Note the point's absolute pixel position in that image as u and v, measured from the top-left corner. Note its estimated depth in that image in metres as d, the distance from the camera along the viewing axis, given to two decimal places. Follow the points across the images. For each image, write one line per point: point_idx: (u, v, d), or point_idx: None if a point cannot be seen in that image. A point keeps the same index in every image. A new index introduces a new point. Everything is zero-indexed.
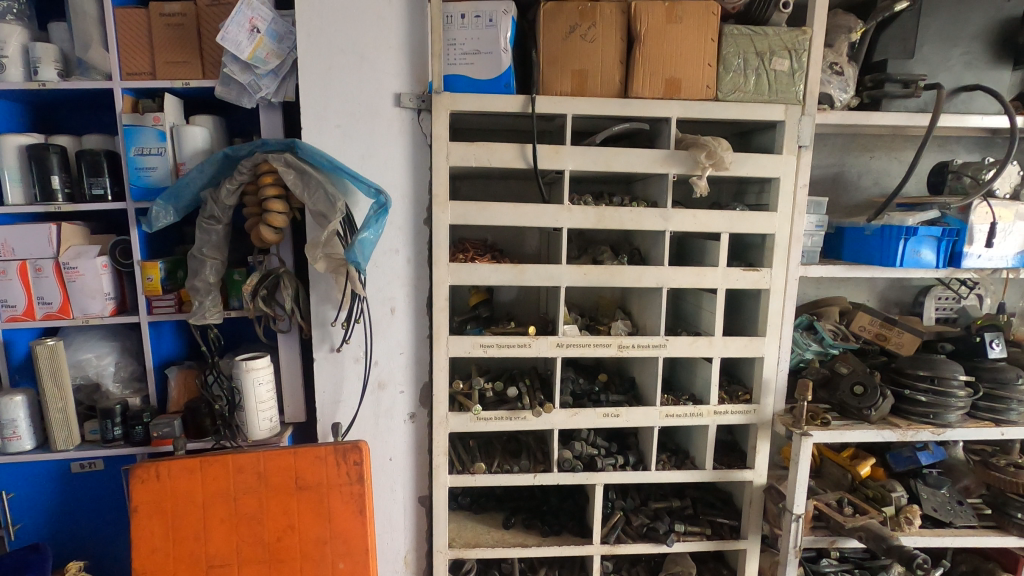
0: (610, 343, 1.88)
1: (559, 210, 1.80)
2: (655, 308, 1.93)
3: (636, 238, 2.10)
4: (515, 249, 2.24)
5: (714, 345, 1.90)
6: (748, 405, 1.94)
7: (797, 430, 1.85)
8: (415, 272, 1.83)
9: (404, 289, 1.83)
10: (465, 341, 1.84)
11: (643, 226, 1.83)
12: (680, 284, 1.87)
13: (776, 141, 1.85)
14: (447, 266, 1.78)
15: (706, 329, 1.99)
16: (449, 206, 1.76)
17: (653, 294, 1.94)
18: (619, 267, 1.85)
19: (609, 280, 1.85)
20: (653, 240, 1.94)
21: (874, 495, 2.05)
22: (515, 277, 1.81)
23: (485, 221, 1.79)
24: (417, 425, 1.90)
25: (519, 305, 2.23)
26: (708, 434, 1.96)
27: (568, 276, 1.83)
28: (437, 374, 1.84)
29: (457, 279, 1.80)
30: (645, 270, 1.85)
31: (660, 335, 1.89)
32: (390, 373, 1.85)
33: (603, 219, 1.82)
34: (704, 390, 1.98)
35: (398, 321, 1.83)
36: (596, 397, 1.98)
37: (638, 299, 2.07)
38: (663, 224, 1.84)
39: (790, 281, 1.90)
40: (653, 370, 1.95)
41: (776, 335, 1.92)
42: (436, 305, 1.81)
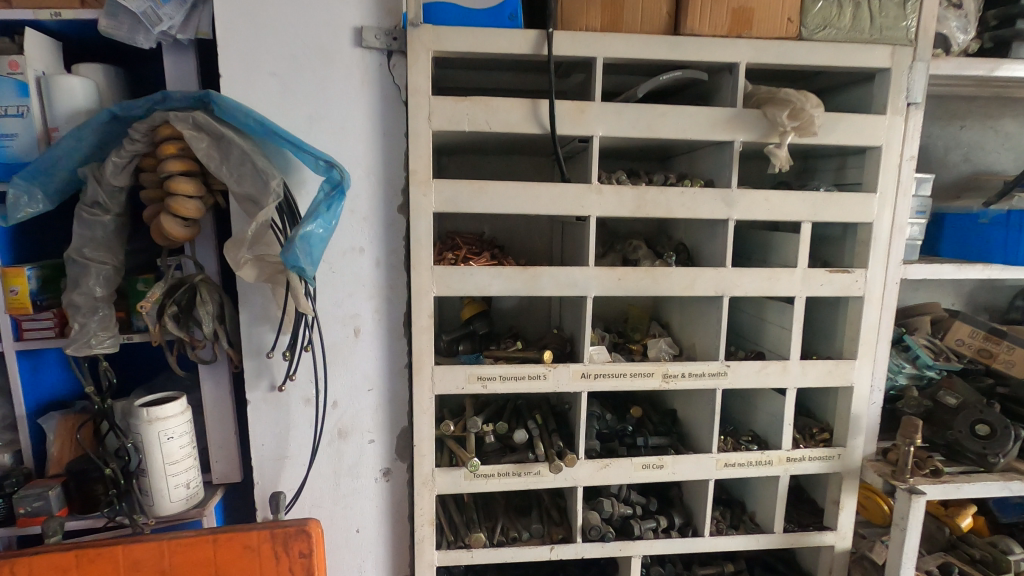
0: (652, 372, 1.39)
1: (585, 193, 1.31)
2: (711, 324, 1.44)
3: (678, 230, 1.62)
4: (520, 245, 1.75)
5: (791, 373, 1.42)
6: (831, 450, 1.48)
7: (902, 485, 1.39)
8: (387, 280, 1.33)
9: (372, 303, 1.33)
10: (457, 373, 1.35)
11: (698, 214, 1.35)
12: (747, 291, 1.38)
13: (875, 98, 1.37)
14: (430, 272, 1.30)
15: (773, 349, 1.51)
16: (434, 189, 1.27)
17: (708, 304, 1.45)
18: (665, 270, 1.36)
19: (653, 289, 1.36)
20: (706, 232, 1.45)
21: (983, 557, 1.60)
22: (524, 286, 1.32)
23: (483, 208, 1.29)
24: (392, 485, 1.41)
25: (525, 317, 1.74)
26: (778, 488, 1.49)
27: (597, 284, 1.34)
28: (419, 418, 1.35)
29: (445, 291, 1.31)
30: (700, 273, 1.37)
31: (719, 361, 1.41)
32: (354, 417, 1.36)
33: (645, 205, 1.33)
34: (772, 430, 1.51)
35: (365, 346, 1.34)
36: (631, 440, 1.51)
37: (682, 309, 1.59)
38: (725, 212, 1.35)
39: (890, 286, 1.43)
40: (707, 405, 1.47)
41: (870, 357, 1.45)
42: (417, 324, 1.32)
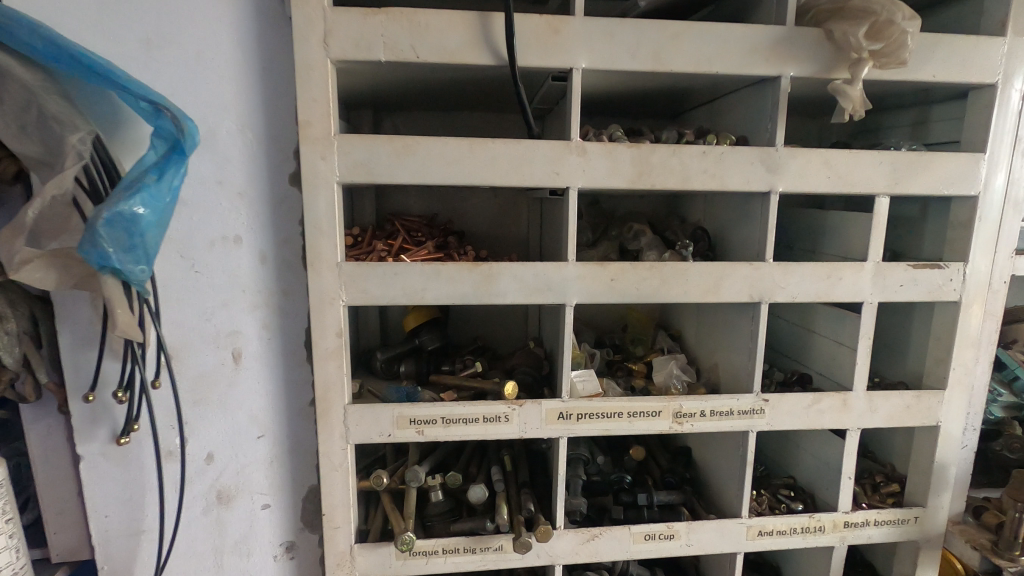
0: (660, 411, 0.99)
1: (562, 154, 0.89)
2: (742, 341, 1.03)
3: (695, 209, 1.20)
4: (487, 230, 1.34)
5: (854, 410, 1.02)
6: (905, 512, 1.07)
7: (1005, 565, 1.00)
8: (278, 283, 0.93)
9: (258, 316, 0.93)
10: (380, 414, 0.94)
11: (728, 185, 0.93)
12: (796, 297, 0.97)
13: (985, 17, 0.95)
14: (336, 272, 0.90)
15: (826, 373, 1.10)
16: (338, 150, 0.86)
17: (739, 313, 1.04)
18: (679, 266, 0.94)
19: (661, 295, 0.95)
20: (736, 212, 1.04)
21: None
22: (475, 291, 0.91)
23: (412, 178, 0.88)
24: (299, 562, 1.02)
25: (493, 324, 1.33)
26: (831, 562, 1.09)
27: (581, 288, 0.93)
28: (328, 476, 0.96)
29: (358, 298, 0.90)
30: (729, 269, 0.95)
31: (753, 394, 1.00)
32: (240, 474, 0.97)
33: (652, 172, 0.91)
34: (823, 482, 1.10)
35: (250, 376, 0.95)
36: (631, 497, 1.09)
37: (702, 316, 1.18)
38: (768, 181, 0.93)
39: (995, 288, 1.01)
40: (734, 452, 1.06)
41: (964, 386, 1.03)
42: (320, 345, 0.92)
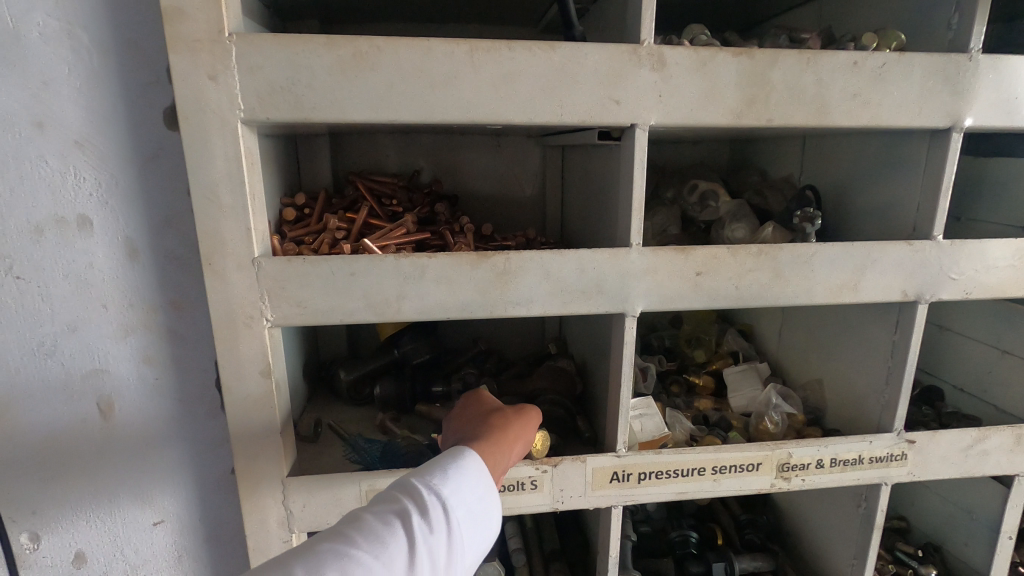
0: (758, 464, 0.67)
1: (625, 68, 0.53)
2: (872, 353, 0.70)
3: (784, 159, 0.85)
4: (489, 192, 0.98)
5: None
6: None
7: None
8: (163, 289, 0.60)
9: (134, 343, 0.60)
10: (339, 490, 0.60)
11: (890, 119, 0.57)
12: (969, 293, 0.64)
13: None
14: (251, 272, 0.54)
15: (974, 390, 0.79)
16: (240, 62, 0.49)
17: (867, 313, 0.71)
18: (801, 250, 0.60)
19: (772, 296, 0.61)
20: (870, 163, 0.69)
21: None
22: (481, 298, 0.57)
23: (373, 110, 0.52)
24: None
25: (499, 320, 0.99)
26: None
27: (651, 287, 0.59)
28: None
29: (291, 314, 0.55)
30: (878, 251, 0.61)
31: (892, 434, 0.68)
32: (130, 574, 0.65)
33: (771, 98, 0.55)
34: (962, 537, 0.80)
35: (130, 434, 0.62)
36: (702, 566, 0.79)
37: (795, 311, 0.85)
38: (952, 110, 0.57)
39: None
40: (848, 506, 0.75)
41: None
42: (235, 391, 0.57)
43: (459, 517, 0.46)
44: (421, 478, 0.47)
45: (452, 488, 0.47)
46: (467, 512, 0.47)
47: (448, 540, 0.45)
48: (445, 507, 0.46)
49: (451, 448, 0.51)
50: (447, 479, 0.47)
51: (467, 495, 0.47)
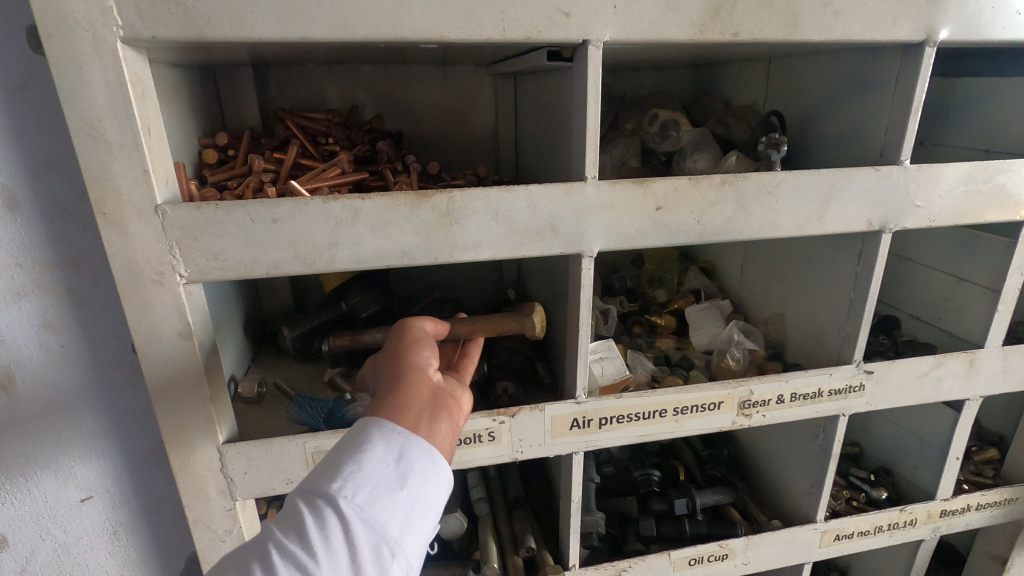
0: (721, 403, 0.65)
1: None
2: (834, 286, 0.69)
3: (749, 85, 0.80)
4: (437, 129, 0.90)
5: (983, 375, 0.71)
6: (1016, 492, 0.82)
7: None
8: (57, 245, 0.54)
9: (28, 309, 0.54)
10: (280, 453, 0.56)
11: (865, 31, 0.53)
12: (934, 221, 0.62)
13: None
14: (152, 221, 0.47)
15: (931, 318, 0.79)
16: None
17: (830, 245, 0.69)
18: (765, 180, 0.56)
19: (735, 231, 0.58)
20: (839, 85, 0.65)
21: None
22: (424, 242, 0.51)
23: (279, 24, 0.44)
24: None
25: (454, 266, 0.94)
26: (914, 555, 0.84)
27: (609, 225, 0.54)
28: (212, 551, 0.60)
29: (207, 268, 0.49)
30: (845, 180, 0.58)
31: (851, 365, 0.67)
32: (60, 554, 0.61)
33: (738, 8, 0.50)
34: (912, 459, 0.83)
35: (39, 407, 0.56)
36: (664, 504, 0.79)
37: (756, 246, 0.83)
38: (927, 20, 0.53)
39: None
40: (808, 438, 0.75)
41: None
42: (151, 357, 0.51)
43: (375, 479, 0.39)
44: (323, 465, 0.40)
45: (357, 461, 0.39)
46: (393, 467, 0.40)
47: (347, 542, 0.37)
48: (350, 482, 0.38)
49: (350, 432, 0.42)
50: (350, 454, 0.40)
51: (378, 459, 0.40)
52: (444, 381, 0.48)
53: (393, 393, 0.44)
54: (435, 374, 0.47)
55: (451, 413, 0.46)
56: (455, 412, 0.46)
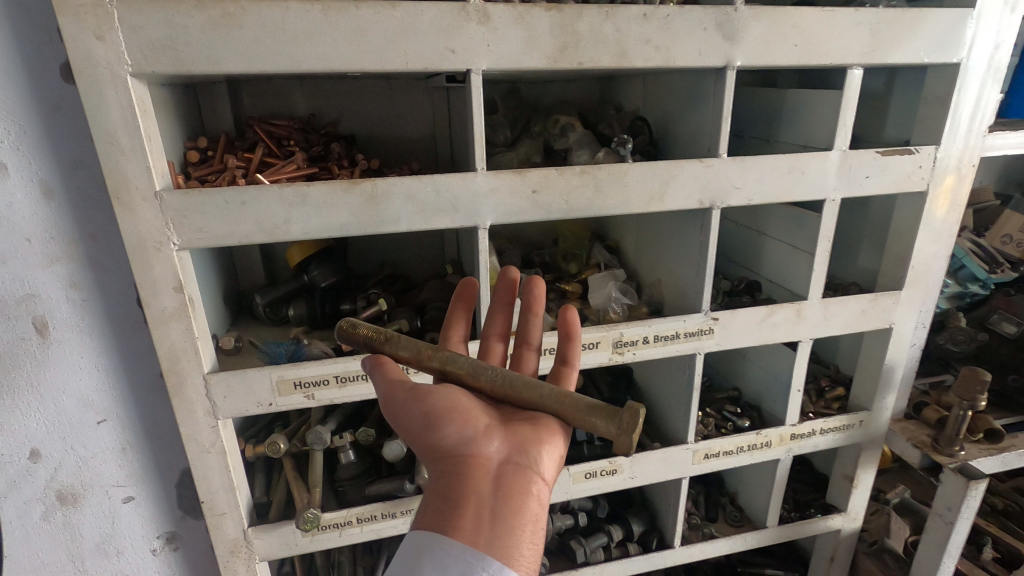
0: (598, 343, 0.84)
1: (457, 22, 0.65)
2: (689, 254, 0.88)
3: (633, 94, 0.99)
4: (385, 132, 1.08)
5: (809, 321, 0.91)
6: (850, 418, 1.02)
7: (948, 465, 0.97)
8: (81, 224, 0.71)
9: (59, 272, 0.71)
10: (252, 381, 0.74)
11: (678, 60, 0.72)
12: (753, 199, 0.81)
13: None
14: (154, 203, 0.64)
15: (779, 280, 0.99)
16: (121, 23, 0.58)
17: (686, 221, 0.88)
18: (616, 169, 0.75)
19: (595, 208, 0.76)
20: (683, 95, 0.84)
21: (1010, 510, 1.24)
22: (357, 218, 0.70)
23: (243, 62, 0.61)
24: (189, 552, 0.87)
25: (402, 247, 1.13)
26: (776, 473, 1.04)
27: (496, 205, 0.73)
28: (201, 461, 0.77)
29: (194, 239, 0.66)
30: (678, 169, 0.77)
31: (701, 313, 0.87)
32: (83, 468, 0.78)
33: (581, 45, 0.68)
34: (771, 395, 1.04)
35: (68, 349, 0.73)
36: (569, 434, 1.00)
37: (643, 225, 1.03)
38: (726, 52, 0.73)
39: (968, 170, 0.89)
40: (679, 376, 0.95)
41: (922, 282, 0.94)
42: (154, 306, 0.69)
43: None
44: None
45: None
46: None
47: None
48: None
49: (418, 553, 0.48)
50: None
51: None
52: (501, 467, 0.54)
53: (456, 496, 0.51)
54: (490, 460, 0.54)
55: (515, 490, 0.52)
56: (521, 484, 0.53)
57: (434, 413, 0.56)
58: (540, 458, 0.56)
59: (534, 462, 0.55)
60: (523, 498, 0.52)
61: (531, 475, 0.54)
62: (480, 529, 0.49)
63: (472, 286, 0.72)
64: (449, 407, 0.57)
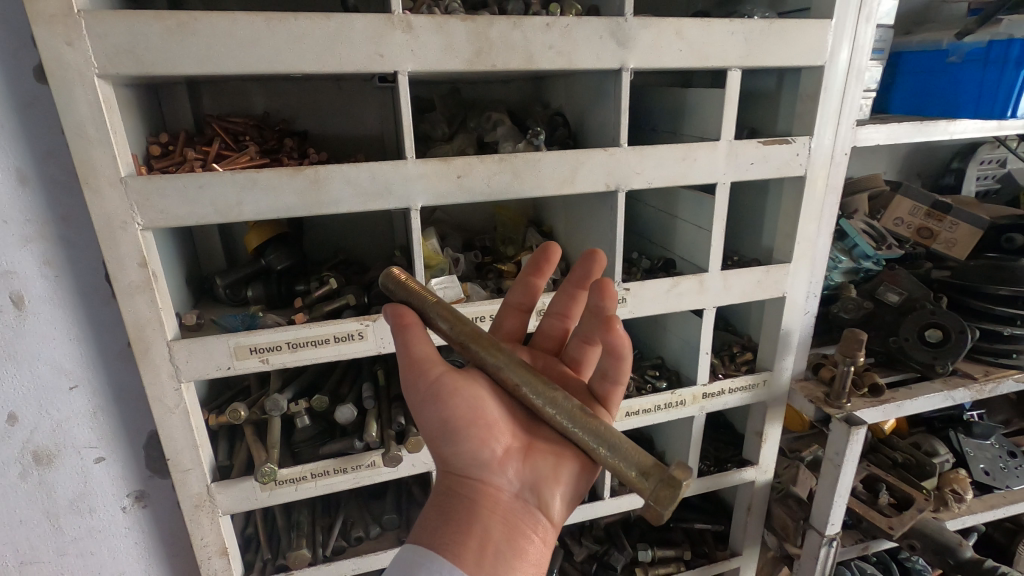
0: None
1: (384, 31, 0.76)
2: (603, 233, 1.01)
3: (557, 93, 1.12)
4: (335, 129, 1.19)
5: (710, 291, 1.05)
6: (755, 378, 1.16)
7: (837, 415, 1.11)
8: (54, 208, 0.80)
9: (35, 251, 0.81)
10: (211, 348, 0.84)
11: (579, 63, 0.84)
12: (652, 183, 0.94)
13: None
14: (120, 188, 0.74)
15: (688, 256, 1.13)
16: (89, 31, 0.67)
17: (599, 204, 1.01)
18: (530, 157, 0.87)
19: (514, 191, 0.88)
20: (592, 94, 0.97)
21: (906, 462, 1.39)
22: (302, 200, 0.80)
23: (197, 64, 0.71)
24: (157, 505, 0.98)
25: (354, 234, 1.24)
26: (692, 429, 1.17)
27: (426, 188, 0.84)
28: (166, 421, 0.86)
29: (156, 219, 0.76)
30: (585, 156, 0.89)
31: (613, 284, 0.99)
32: (57, 430, 0.88)
33: (493, 50, 0.80)
34: (685, 360, 1.17)
35: (45, 321, 0.83)
36: None
37: (568, 210, 1.15)
38: (620, 57, 0.85)
39: (839, 157, 1.03)
40: None
41: (808, 255, 1.08)
42: (120, 279, 0.78)
43: None
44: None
45: None
46: None
47: None
48: None
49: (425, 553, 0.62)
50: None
51: None
52: (511, 500, 0.68)
53: (471, 517, 0.65)
54: (502, 493, 0.68)
55: (516, 524, 0.66)
56: (524, 519, 0.67)
57: (457, 426, 0.68)
58: (549, 499, 0.69)
59: (540, 501, 0.69)
60: (521, 533, 0.66)
61: (534, 513, 0.68)
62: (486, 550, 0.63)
63: (552, 254, 0.82)
64: (473, 426, 0.69)
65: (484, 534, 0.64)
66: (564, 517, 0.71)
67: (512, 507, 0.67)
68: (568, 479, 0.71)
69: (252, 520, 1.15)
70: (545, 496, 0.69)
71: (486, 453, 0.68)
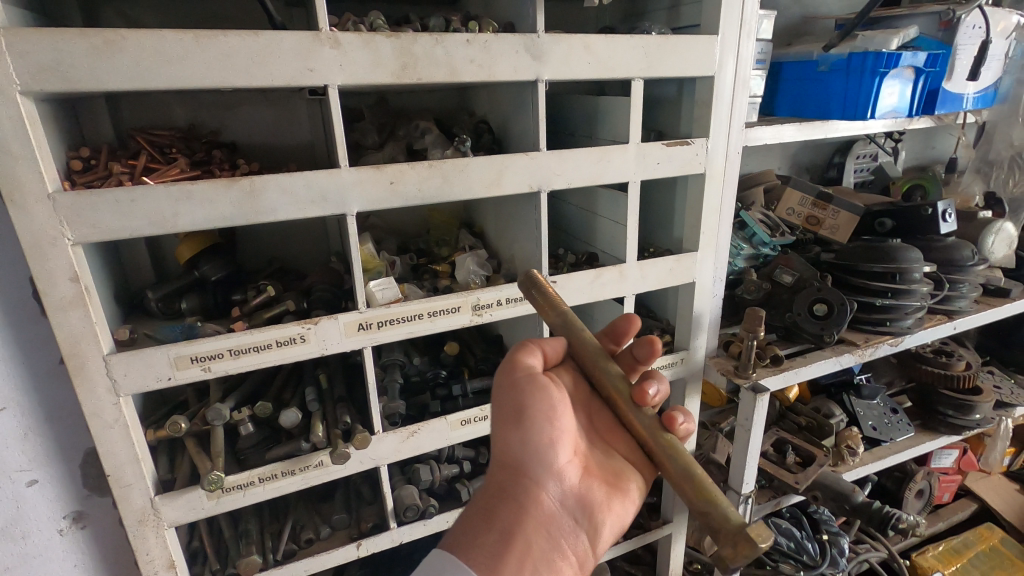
0: (459, 307, 1.03)
1: (313, 47, 0.80)
2: (529, 231, 1.09)
3: (480, 102, 1.19)
4: (264, 140, 1.20)
5: (630, 279, 1.15)
6: (675, 357, 1.28)
7: (745, 384, 1.24)
8: None
9: None
10: (149, 359, 0.84)
11: (498, 74, 0.92)
12: (571, 183, 1.03)
13: None
14: (47, 204, 0.74)
15: (608, 250, 1.23)
16: (8, 48, 0.67)
17: (524, 204, 1.09)
18: (458, 162, 0.94)
19: (445, 195, 0.94)
20: (513, 103, 1.05)
21: (809, 424, 1.55)
22: (239, 210, 0.82)
23: (126, 80, 0.73)
24: (95, 522, 1.02)
25: (289, 242, 1.26)
26: None
27: (361, 194, 0.89)
28: (104, 436, 0.86)
29: (88, 234, 0.76)
30: (508, 160, 0.97)
31: (542, 278, 1.08)
32: None
33: (418, 64, 0.86)
34: None
35: None
36: (446, 390, 1.16)
37: (497, 212, 1.23)
38: (535, 69, 0.93)
39: (733, 155, 1.16)
40: (534, 332, 1.16)
41: (712, 244, 1.21)
42: (50, 294, 0.77)
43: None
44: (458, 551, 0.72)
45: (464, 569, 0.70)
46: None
47: None
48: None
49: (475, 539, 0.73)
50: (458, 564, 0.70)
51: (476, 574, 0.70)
52: (557, 510, 0.80)
53: (522, 514, 0.77)
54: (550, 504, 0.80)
55: (557, 532, 0.78)
56: (564, 531, 0.79)
57: (532, 425, 0.81)
58: (589, 520, 0.82)
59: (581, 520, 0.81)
60: (559, 546, 0.78)
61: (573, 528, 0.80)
62: (528, 546, 0.74)
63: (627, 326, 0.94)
64: (544, 435, 0.81)
65: (529, 542, 0.75)
66: (599, 545, 0.83)
67: (556, 514, 0.79)
68: (610, 510, 0.84)
69: (197, 534, 1.15)
70: (587, 520, 0.82)
71: (549, 461, 0.81)
